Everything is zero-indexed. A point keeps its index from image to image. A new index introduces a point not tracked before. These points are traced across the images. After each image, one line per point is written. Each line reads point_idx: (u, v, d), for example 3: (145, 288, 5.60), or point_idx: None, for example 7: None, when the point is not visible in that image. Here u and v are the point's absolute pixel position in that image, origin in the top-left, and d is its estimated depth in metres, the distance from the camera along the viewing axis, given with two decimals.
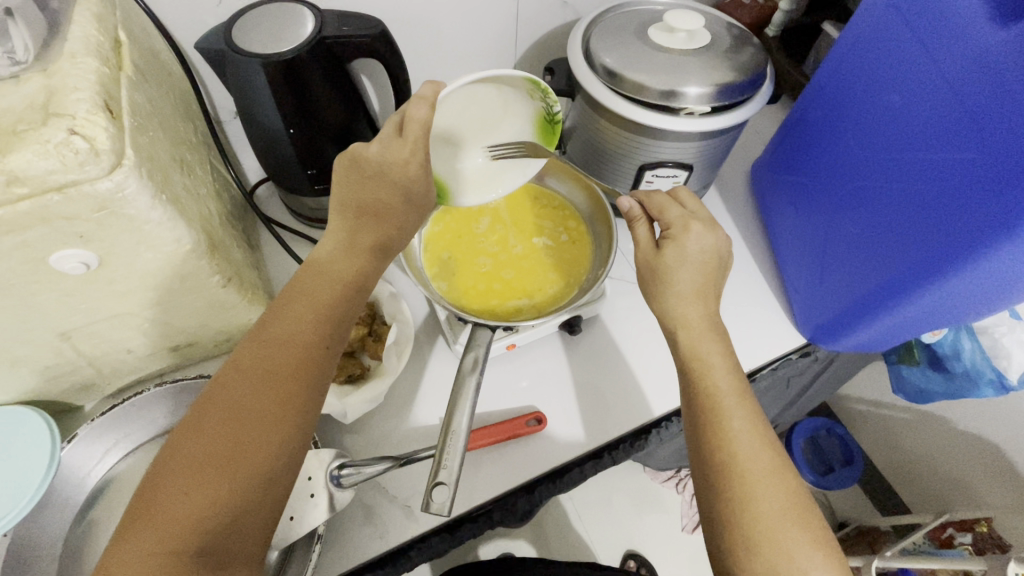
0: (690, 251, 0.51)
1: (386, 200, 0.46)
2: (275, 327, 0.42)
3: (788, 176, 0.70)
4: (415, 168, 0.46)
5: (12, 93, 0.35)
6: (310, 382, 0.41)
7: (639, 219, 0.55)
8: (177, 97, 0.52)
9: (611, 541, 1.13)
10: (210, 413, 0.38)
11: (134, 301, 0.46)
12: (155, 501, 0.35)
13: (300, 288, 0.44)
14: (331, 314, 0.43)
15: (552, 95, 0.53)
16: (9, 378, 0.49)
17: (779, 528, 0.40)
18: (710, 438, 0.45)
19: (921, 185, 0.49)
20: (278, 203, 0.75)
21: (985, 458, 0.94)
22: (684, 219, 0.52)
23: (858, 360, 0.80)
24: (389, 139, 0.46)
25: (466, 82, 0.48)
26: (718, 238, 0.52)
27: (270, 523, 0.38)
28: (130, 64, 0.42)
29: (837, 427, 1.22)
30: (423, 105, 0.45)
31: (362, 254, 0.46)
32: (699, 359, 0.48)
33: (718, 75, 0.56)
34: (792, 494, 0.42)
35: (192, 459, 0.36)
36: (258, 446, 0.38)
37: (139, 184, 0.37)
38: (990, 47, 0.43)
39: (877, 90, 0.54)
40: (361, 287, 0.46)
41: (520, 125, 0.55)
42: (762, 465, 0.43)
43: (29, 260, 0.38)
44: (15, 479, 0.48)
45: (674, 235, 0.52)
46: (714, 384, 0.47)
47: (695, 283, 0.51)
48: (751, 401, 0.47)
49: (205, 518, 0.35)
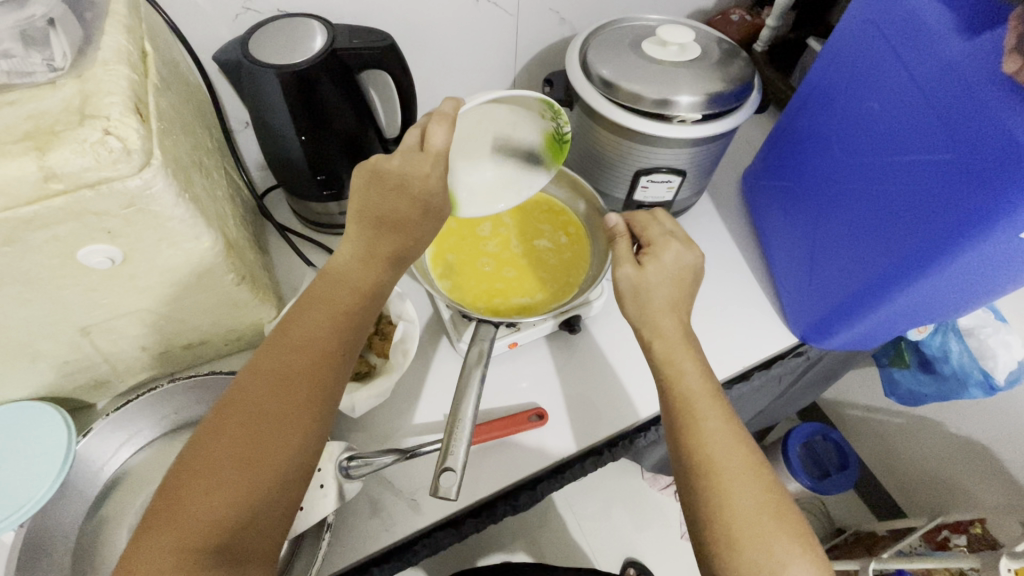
0: (668, 266, 0.54)
1: (405, 211, 0.48)
2: (294, 332, 0.44)
3: (776, 182, 0.72)
4: (435, 181, 0.48)
5: (50, 98, 0.37)
6: (326, 384, 0.43)
7: (622, 235, 0.56)
8: (195, 105, 0.55)
9: (612, 551, 1.13)
10: (232, 414, 0.40)
11: (153, 297, 0.48)
12: (178, 499, 0.36)
13: (318, 295, 0.46)
14: (348, 320, 0.46)
15: (563, 115, 0.57)
16: (28, 373, 0.51)
17: (757, 524, 0.42)
18: (687, 438, 0.46)
19: (899, 187, 0.52)
20: (286, 210, 0.77)
21: (978, 460, 0.96)
22: (664, 237, 0.56)
23: (848, 361, 0.83)
24: (411, 152, 0.48)
25: (485, 98, 0.52)
26: (695, 256, 0.55)
27: (288, 521, 0.40)
28: (155, 72, 0.44)
29: (833, 432, 1.15)
30: (442, 124, 0.48)
31: (379, 264, 0.48)
32: (673, 364, 0.50)
33: (708, 85, 0.59)
34: (767, 489, 0.44)
35: (215, 459, 0.38)
36: (277, 445, 0.39)
37: (165, 182, 0.39)
38: (958, 56, 0.46)
39: (856, 100, 0.57)
40: (378, 295, 0.48)
41: (528, 143, 0.59)
42: (736, 462, 0.45)
43: (59, 254, 0.40)
44: (30, 474, 0.49)
45: (655, 250, 0.55)
46: (687, 387, 0.49)
47: (671, 296, 0.53)
48: (723, 401, 0.49)
49: (227, 513, 0.36)
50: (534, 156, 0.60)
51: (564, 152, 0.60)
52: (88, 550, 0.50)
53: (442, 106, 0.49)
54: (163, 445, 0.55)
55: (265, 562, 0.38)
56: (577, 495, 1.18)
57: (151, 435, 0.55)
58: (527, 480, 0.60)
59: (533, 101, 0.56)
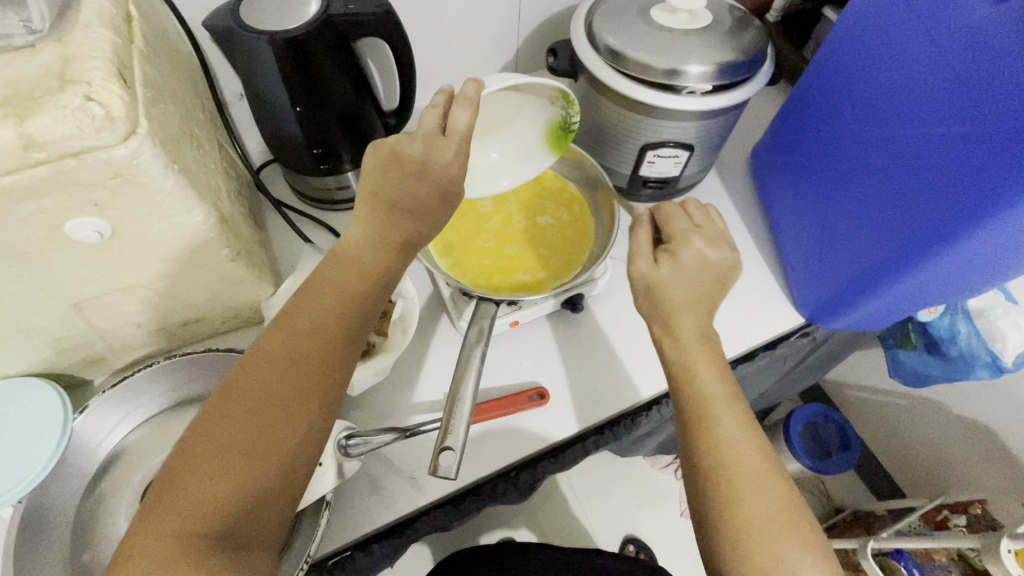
0: (687, 265, 0.52)
1: (422, 197, 0.47)
2: (302, 315, 0.42)
3: (786, 158, 0.70)
4: (457, 169, 0.48)
5: (29, 62, 0.35)
6: (333, 367, 0.41)
7: (642, 225, 0.55)
8: (185, 75, 0.53)
9: (611, 528, 1.14)
10: (235, 396, 0.38)
11: (146, 272, 0.47)
12: (181, 483, 0.36)
13: (327, 277, 0.45)
14: (357, 306, 0.44)
15: (575, 107, 0.58)
16: (22, 349, 0.50)
17: (768, 529, 0.42)
18: (701, 442, 0.45)
19: (919, 161, 0.49)
20: (283, 185, 0.76)
21: (982, 442, 0.95)
22: (686, 233, 0.53)
23: (853, 343, 0.82)
24: (433, 135, 0.47)
25: (507, 80, 0.51)
26: (719, 256, 0.53)
27: (292, 505, 0.39)
28: (140, 37, 0.42)
29: (836, 412, 1.14)
30: (466, 108, 0.48)
31: (391, 248, 0.47)
32: (685, 366, 0.49)
33: (719, 55, 0.56)
34: (780, 496, 0.43)
35: (218, 443, 0.37)
36: (282, 429, 0.38)
37: (153, 152, 0.38)
38: (984, 21, 0.44)
39: (875, 71, 0.55)
40: (389, 279, 0.47)
41: (532, 127, 0.59)
42: (751, 468, 0.44)
43: (46, 227, 0.39)
44: (28, 451, 0.49)
45: (674, 247, 0.53)
46: (703, 390, 0.47)
47: (689, 296, 0.51)
48: (742, 405, 0.47)
49: (231, 500, 0.35)
50: (537, 143, 0.60)
51: (566, 142, 0.60)
52: (86, 526, 0.50)
53: (463, 89, 0.48)
54: (160, 422, 0.55)
55: (268, 547, 0.37)
56: (577, 474, 1.19)
57: (150, 412, 0.55)
58: (528, 459, 0.60)
59: (549, 90, 0.56)
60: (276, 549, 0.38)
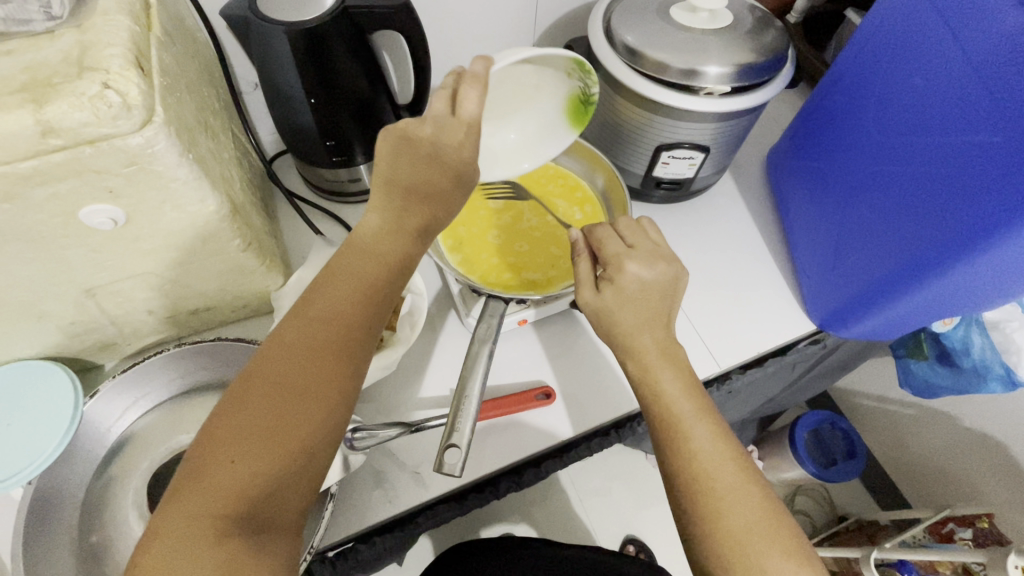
0: (628, 292, 0.50)
1: (437, 182, 0.46)
2: (318, 305, 0.42)
3: (804, 162, 0.69)
4: (468, 150, 0.47)
5: (48, 49, 0.35)
6: (349, 359, 0.41)
7: (582, 254, 0.54)
8: (201, 64, 0.53)
9: (611, 528, 1.14)
10: (254, 384, 0.39)
11: (158, 260, 0.47)
12: (201, 467, 0.36)
13: (343, 268, 0.44)
14: (372, 297, 0.44)
15: (593, 76, 0.55)
16: (35, 333, 0.51)
17: (748, 540, 0.41)
18: (673, 457, 0.45)
19: (944, 167, 0.48)
20: (295, 176, 0.76)
21: (991, 455, 0.94)
22: (618, 257, 0.51)
23: (863, 351, 0.81)
24: (442, 118, 0.46)
25: (518, 57, 0.48)
26: (657, 275, 0.51)
27: (311, 495, 0.39)
28: (159, 25, 0.42)
29: (841, 420, 1.13)
30: (475, 86, 0.46)
31: (406, 236, 0.46)
32: (648, 384, 0.48)
33: (740, 56, 0.56)
34: (760, 505, 0.43)
35: (237, 429, 0.37)
36: (299, 419, 0.38)
37: (168, 141, 0.38)
38: (1016, 27, 0.43)
39: (900, 75, 0.53)
40: (403, 270, 0.46)
41: (550, 104, 0.58)
42: (726, 479, 0.43)
43: (61, 213, 0.39)
44: (39, 434, 0.50)
45: (612, 274, 0.51)
46: (670, 404, 0.47)
47: (637, 319, 0.50)
48: (710, 415, 0.47)
49: (251, 487, 0.36)
50: (556, 119, 0.58)
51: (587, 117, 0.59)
52: (94, 509, 0.51)
53: (471, 66, 0.46)
54: (169, 408, 0.56)
55: (289, 537, 0.37)
56: (579, 472, 1.19)
57: (159, 398, 0.56)
58: (532, 457, 0.60)
59: (564, 60, 0.53)
60: (295, 538, 0.38)
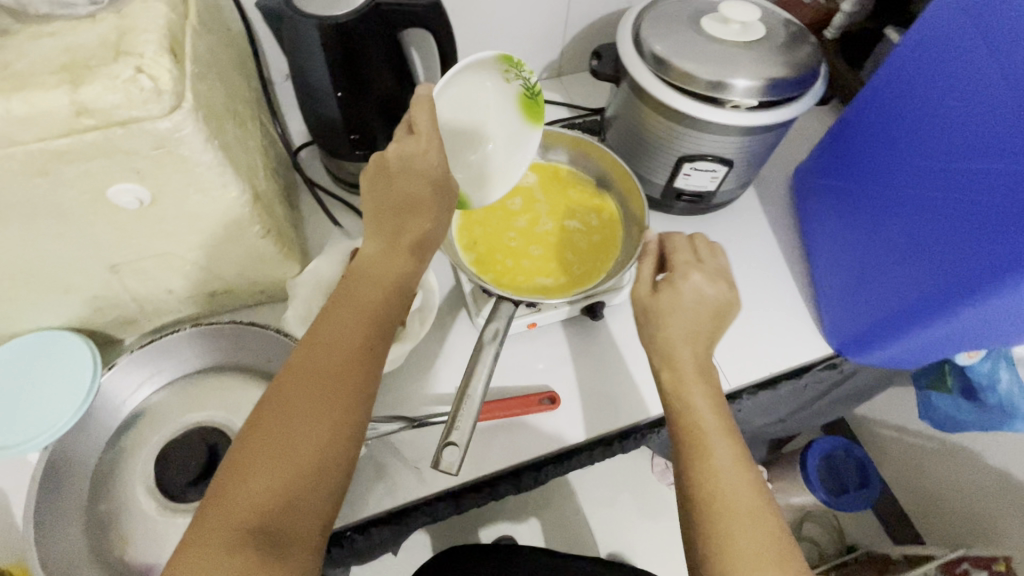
0: (686, 299, 0.50)
1: (418, 193, 0.48)
2: (327, 327, 0.43)
3: (834, 186, 0.67)
4: (434, 156, 0.48)
5: (87, 31, 0.37)
6: (359, 376, 0.41)
7: (647, 257, 0.54)
8: (234, 52, 0.54)
9: (612, 540, 1.12)
10: (269, 407, 0.39)
11: (179, 241, 0.49)
12: (222, 490, 0.37)
13: (351, 288, 0.45)
14: (377, 315, 0.44)
15: (526, 67, 0.55)
16: (61, 304, 0.52)
17: (753, 568, 0.40)
18: (693, 473, 0.44)
19: (982, 213, 0.46)
20: (319, 167, 0.77)
21: (1014, 497, 0.90)
22: (686, 266, 0.52)
23: (882, 380, 0.79)
24: (403, 138, 0.48)
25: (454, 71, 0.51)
26: (719, 291, 0.51)
27: (332, 508, 0.39)
28: (195, 14, 0.43)
29: (858, 448, 1.09)
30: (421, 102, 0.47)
31: (405, 253, 0.47)
32: (681, 398, 0.48)
33: (769, 70, 0.55)
34: (771, 534, 0.42)
35: (255, 451, 0.38)
36: (310, 436, 0.38)
37: (195, 127, 0.39)
38: None
39: (940, 111, 0.51)
40: (404, 287, 0.46)
41: (507, 118, 0.58)
42: (743, 504, 0.42)
43: (90, 190, 0.40)
44: (57, 401, 0.51)
45: (673, 280, 0.51)
46: (698, 419, 0.46)
47: (687, 328, 0.50)
48: (737, 438, 0.46)
49: (266, 504, 0.36)
50: (518, 125, 0.58)
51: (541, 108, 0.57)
52: (105, 478, 0.53)
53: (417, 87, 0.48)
54: (183, 386, 0.57)
55: (311, 547, 0.38)
56: (583, 481, 1.17)
57: (173, 375, 0.57)
58: (534, 462, 0.60)
59: (492, 61, 0.54)
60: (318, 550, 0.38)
